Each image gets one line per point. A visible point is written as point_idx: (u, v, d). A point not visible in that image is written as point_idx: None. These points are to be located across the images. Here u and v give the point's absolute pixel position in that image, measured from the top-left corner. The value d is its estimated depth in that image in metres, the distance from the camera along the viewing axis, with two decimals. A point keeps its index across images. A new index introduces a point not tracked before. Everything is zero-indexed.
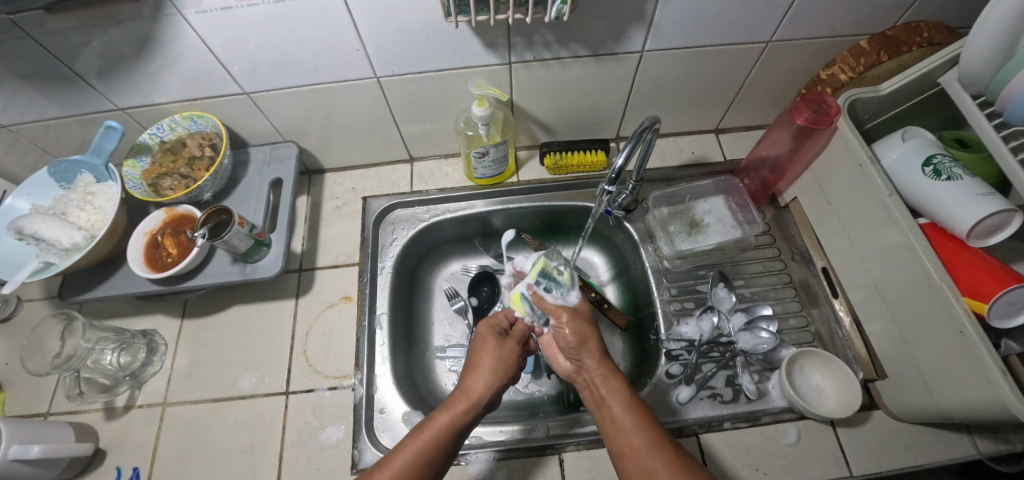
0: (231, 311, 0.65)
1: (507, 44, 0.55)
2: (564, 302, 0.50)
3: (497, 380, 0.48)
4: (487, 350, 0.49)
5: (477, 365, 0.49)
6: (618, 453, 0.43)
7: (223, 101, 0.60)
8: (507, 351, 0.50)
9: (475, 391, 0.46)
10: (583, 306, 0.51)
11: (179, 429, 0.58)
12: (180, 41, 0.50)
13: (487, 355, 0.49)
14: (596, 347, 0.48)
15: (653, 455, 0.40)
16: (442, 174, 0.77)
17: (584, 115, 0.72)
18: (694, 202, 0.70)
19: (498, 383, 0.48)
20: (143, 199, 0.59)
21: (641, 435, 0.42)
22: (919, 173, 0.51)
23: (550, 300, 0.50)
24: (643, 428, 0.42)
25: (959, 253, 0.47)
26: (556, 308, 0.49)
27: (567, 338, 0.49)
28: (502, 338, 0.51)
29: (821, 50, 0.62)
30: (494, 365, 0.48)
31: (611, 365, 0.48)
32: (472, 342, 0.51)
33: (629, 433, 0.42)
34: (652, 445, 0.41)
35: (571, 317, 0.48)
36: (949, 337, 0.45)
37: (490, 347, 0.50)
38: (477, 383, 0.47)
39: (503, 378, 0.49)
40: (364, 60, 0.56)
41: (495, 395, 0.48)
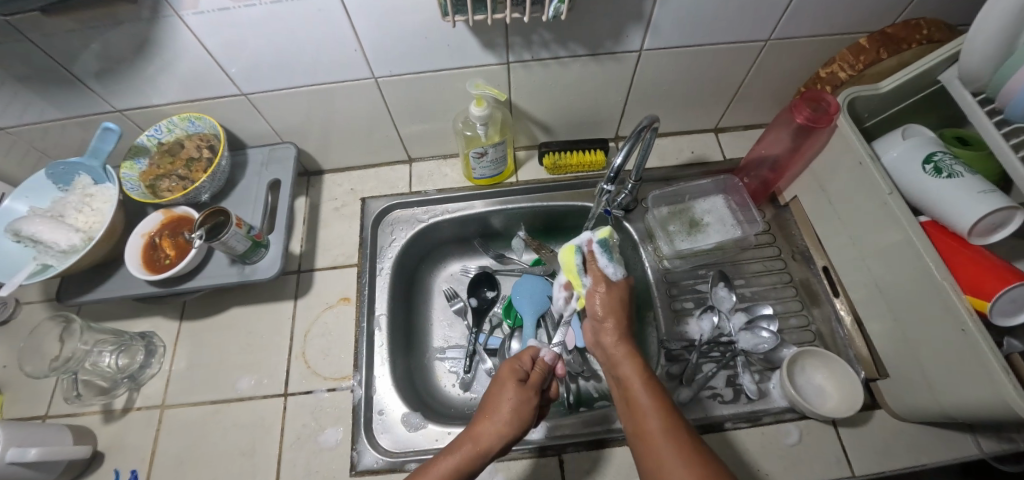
0: (230, 312, 0.65)
1: (505, 44, 0.55)
2: (610, 274, 0.58)
3: (510, 430, 0.46)
4: (505, 397, 0.48)
5: (492, 411, 0.47)
6: (634, 431, 0.43)
7: (221, 102, 0.60)
8: (527, 399, 0.48)
9: (487, 437, 0.45)
10: (621, 286, 0.58)
11: (178, 432, 0.58)
12: (177, 42, 0.50)
13: (505, 400, 0.48)
14: (619, 330, 0.52)
15: (665, 439, 0.40)
16: (441, 174, 0.76)
17: (583, 115, 0.71)
18: (693, 201, 0.70)
19: (512, 433, 0.46)
20: (142, 200, 0.59)
21: (655, 416, 0.42)
22: (920, 171, 0.50)
23: (602, 266, 0.59)
24: (658, 410, 0.43)
25: (960, 251, 0.47)
26: (602, 275, 0.58)
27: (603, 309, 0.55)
28: (521, 385, 0.49)
29: (820, 48, 0.62)
30: (508, 413, 0.47)
31: (631, 348, 0.50)
32: (492, 384, 0.51)
33: (643, 411, 0.43)
34: (665, 426, 0.41)
35: (610, 288, 0.57)
36: (951, 335, 0.45)
37: (508, 393, 0.48)
38: (489, 431, 0.45)
39: (516, 429, 0.47)
40: (361, 61, 0.55)
41: (508, 443, 0.46)
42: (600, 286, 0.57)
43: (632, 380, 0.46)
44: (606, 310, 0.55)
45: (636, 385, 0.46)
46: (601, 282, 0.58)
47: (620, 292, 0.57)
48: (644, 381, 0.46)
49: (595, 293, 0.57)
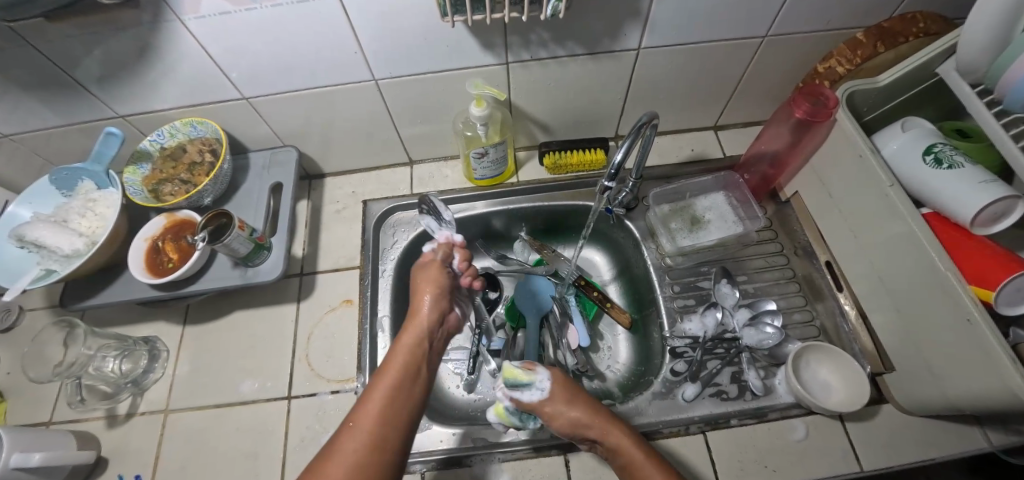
0: (233, 317, 0.65)
1: (504, 44, 0.55)
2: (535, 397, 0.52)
3: (437, 296, 0.55)
4: (424, 276, 0.56)
5: (418, 292, 0.55)
6: None
7: (222, 107, 0.61)
8: (441, 270, 0.57)
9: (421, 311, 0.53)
10: (557, 387, 0.53)
11: (181, 437, 0.58)
12: (179, 47, 0.50)
13: (427, 278, 0.56)
14: (602, 426, 0.49)
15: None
16: (441, 176, 0.77)
17: (582, 115, 0.72)
18: (693, 199, 0.70)
19: (439, 300, 0.55)
20: (144, 204, 0.59)
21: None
22: (921, 163, 0.51)
23: (524, 396, 0.52)
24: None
25: (964, 242, 0.47)
26: (537, 404, 0.52)
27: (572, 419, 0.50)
28: (431, 263, 0.57)
29: (817, 43, 0.62)
30: (430, 287, 0.55)
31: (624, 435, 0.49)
32: (415, 276, 0.57)
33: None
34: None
35: (558, 405, 0.51)
36: (958, 326, 0.44)
37: (424, 271, 0.56)
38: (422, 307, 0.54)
39: (444, 295, 0.55)
40: (361, 63, 0.56)
41: (441, 307, 0.55)
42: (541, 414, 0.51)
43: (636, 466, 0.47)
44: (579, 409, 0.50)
45: (642, 464, 0.47)
46: (545, 408, 0.51)
47: (568, 393, 0.52)
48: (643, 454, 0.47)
49: (553, 419, 0.50)
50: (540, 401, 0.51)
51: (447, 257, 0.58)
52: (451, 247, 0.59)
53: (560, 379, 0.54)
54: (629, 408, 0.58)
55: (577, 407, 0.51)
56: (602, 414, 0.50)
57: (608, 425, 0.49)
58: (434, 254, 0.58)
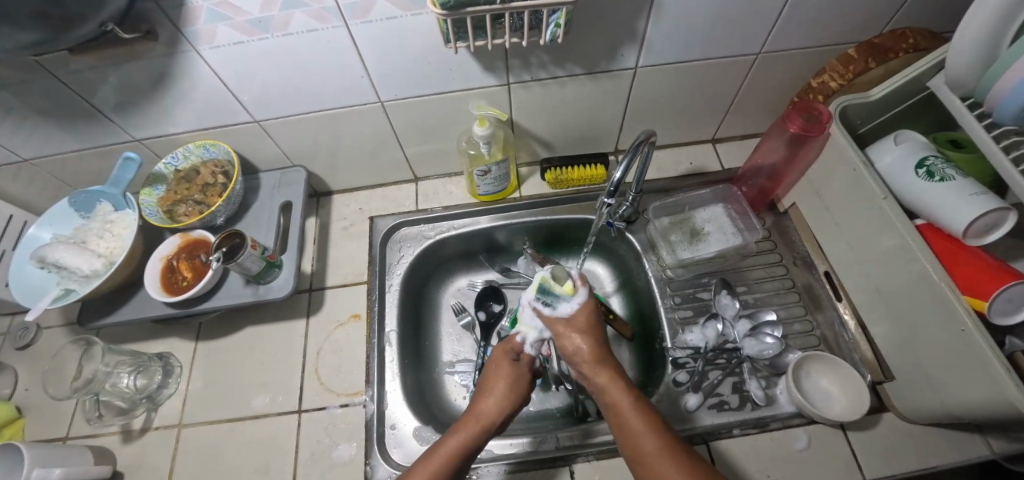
0: (244, 333, 0.67)
1: (505, 67, 0.57)
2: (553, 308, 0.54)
3: (507, 402, 0.51)
4: (500, 374, 0.53)
5: (489, 391, 0.52)
6: (632, 457, 0.44)
7: (234, 130, 0.63)
8: (518, 376, 0.54)
9: (486, 407, 0.50)
10: (580, 317, 0.54)
11: (194, 451, 0.59)
12: (194, 74, 0.53)
13: (499, 376, 0.53)
14: (598, 358, 0.51)
15: (666, 457, 0.41)
16: (446, 192, 0.79)
17: (582, 131, 0.74)
18: (693, 211, 0.71)
19: (508, 406, 0.51)
20: (160, 225, 0.61)
21: (651, 439, 0.43)
22: (913, 176, 0.52)
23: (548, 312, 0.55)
24: (653, 429, 0.43)
25: (956, 253, 0.48)
26: (554, 318, 0.55)
27: (575, 346, 0.52)
28: (512, 364, 0.55)
29: (810, 59, 0.64)
30: (504, 386, 0.52)
31: (612, 371, 0.50)
32: (489, 363, 0.55)
33: (640, 437, 0.43)
34: (665, 447, 0.42)
35: (574, 321, 0.54)
36: (953, 336, 0.45)
37: (501, 370, 0.54)
38: (490, 405, 0.50)
39: (512, 403, 0.52)
40: (368, 86, 0.58)
41: (508, 416, 0.51)
42: (555, 327, 0.54)
43: (621, 407, 0.46)
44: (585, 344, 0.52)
45: (625, 406, 0.46)
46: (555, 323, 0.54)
47: (586, 319, 0.54)
48: (632, 401, 0.46)
49: (567, 338, 0.53)
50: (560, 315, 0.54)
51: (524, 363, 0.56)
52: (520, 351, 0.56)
53: (583, 306, 0.55)
54: None
55: (587, 338, 0.53)
56: (598, 346, 0.52)
57: (603, 360, 0.51)
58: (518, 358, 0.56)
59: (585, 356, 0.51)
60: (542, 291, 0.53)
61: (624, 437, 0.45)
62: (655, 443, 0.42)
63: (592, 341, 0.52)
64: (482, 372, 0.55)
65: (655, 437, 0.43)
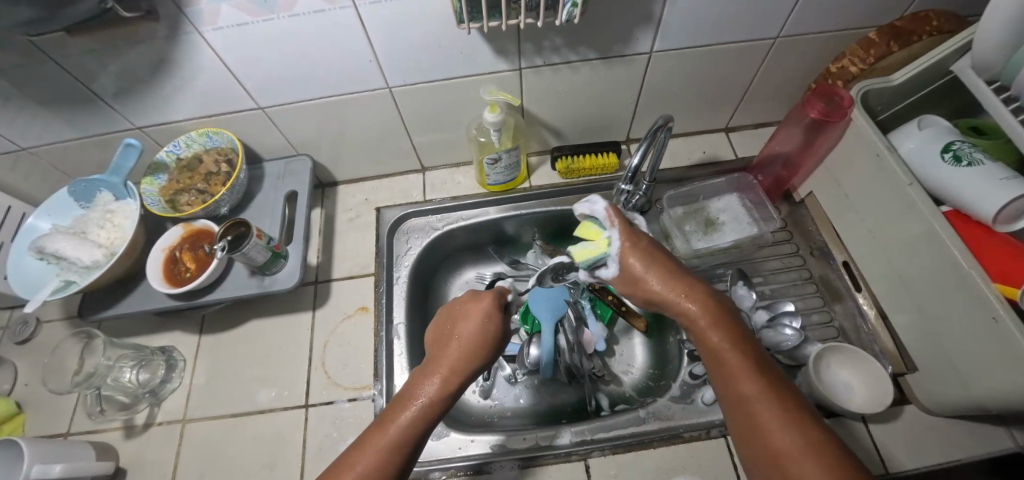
0: (249, 326, 0.65)
1: (517, 51, 0.55)
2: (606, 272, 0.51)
3: (473, 354, 0.43)
4: (468, 323, 0.45)
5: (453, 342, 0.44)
6: (724, 393, 0.39)
7: (237, 117, 0.61)
8: (489, 321, 0.45)
9: (453, 356, 0.43)
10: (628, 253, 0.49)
11: (199, 447, 0.58)
12: (197, 59, 0.51)
13: (465, 324, 0.45)
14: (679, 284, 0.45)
15: (767, 402, 0.36)
16: (454, 182, 0.77)
17: (594, 119, 0.72)
18: (707, 201, 0.70)
19: (478, 359, 0.44)
20: (161, 214, 0.59)
21: (750, 380, 0.37)
22: (939, 161, 0.50)
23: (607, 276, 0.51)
24: (753, 372, 0.38)
25: (985, 241, 0.46)
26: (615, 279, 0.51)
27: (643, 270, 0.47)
28: (485, 310, 0.46)
29: (829, 43, 0.62)
30: (474, 333, 0.44)
31: (698, 300, 0.44)
32: (456, 306, 0.47)
33: (737, 377, 0.38)
34: (765, 390, 0.37)
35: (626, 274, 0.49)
36: (984, 325, 0.44)
37: (474, 314, 0.45)
38: (456, 357, 0.43)
39: (483, 353, 0.44)
40: (376, 71, 0.56)
41: (474, 371, 0.44)
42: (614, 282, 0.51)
43: (716, 344, 0.41)
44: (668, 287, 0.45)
45: (718, 342, 0.41)
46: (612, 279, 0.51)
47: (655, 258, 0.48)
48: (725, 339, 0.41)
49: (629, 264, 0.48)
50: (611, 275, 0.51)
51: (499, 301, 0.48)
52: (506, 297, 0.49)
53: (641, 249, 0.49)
54: (648, 411, 0.57)
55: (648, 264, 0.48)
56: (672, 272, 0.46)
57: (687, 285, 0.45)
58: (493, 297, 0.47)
59: (672, 294, 0.45)
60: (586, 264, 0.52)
61: (718, 374, 0.40)
62: (755, 385, 0.37)
63: (670, 278, 0.46)
64: (447, 319, 0.47)
65: (757, 381, 0.37)
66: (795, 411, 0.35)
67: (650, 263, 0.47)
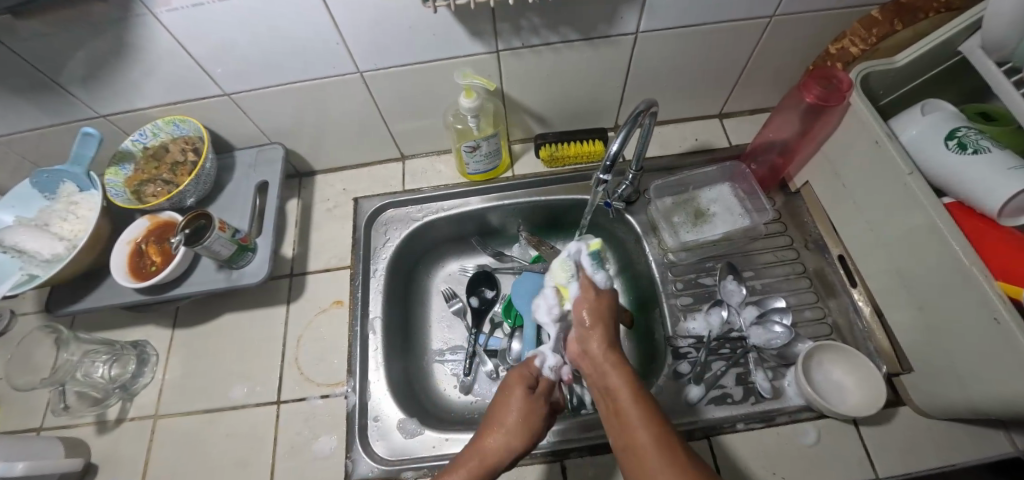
0: (222, 321, 0.63)
1: (493, 31, 0.52)
2: (593, 276, 0.54)
3: (518, 440, 0.44)
4: (512, 407, 0.46)
5: (499, 422, 0.46)
6: (624, 448, 0.38)
7: (204, 104, 0.58)
8: (533, 409, 0.46)
9: (501, 437, 0.44)
10: (607, 294, 0.52)
11: (171, 442, 0.57)
12: (153, 43, 0.48)
13: (512, 409, 0.46)
14: (607, 336, 0.47)
15: (658, 459, 0.34)
16: (435, 171, 0.74)
17: (581, 105, 0.68)
18: (698, 191, 0.67)
19: (524, 438, 0.44)
20: (124, 207, 0.56)
21: (648, 433, 0.36)
22: (942, 148, 0.46)
23: (590, 274, 0.54)
24: (652, 424, 0.37)
25: (989, 235, 0.43)
26: (592, 285, 0.53)
27: (586, 315, 0.49)
28: (530, 394, 0.48)
29: (830, 22, 0.58)
30: (522, 418, 0.45)
31: (619, 356, 0.45)
32: (500, 389, 0.50)
33: (635, 429, 0.37)
34: (659, 444, 0.35)
35: (600, 297, 0.52)
36: (985, 325, 0.41)
37: (517, 401, 0.47)
38: (496, 446, 0.44)
39: (525, 441, 0.45)
40: (344, 54, 0.53)
41: (517, 457, 0.45)
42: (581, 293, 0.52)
43: (623, 396, 0.40)
44: (596, 337, 0.47)
45: (626, 397, 0.40)
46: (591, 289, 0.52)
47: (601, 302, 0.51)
48: (633, 392, 0.40)
49: (583, 301, 0.51)
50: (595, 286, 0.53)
51: (543, 386, 0.49)
52: (551, 391, 0.49)
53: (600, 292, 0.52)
54: None
55: (592, 313, 0.49)
56: (609, 328, 0.48)
57: (616, 343, 0.47)
58: (540, 380, 0.50)
59: (599, 350, 0.46)
60: (592, 253, 0.55)
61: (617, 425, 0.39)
62: (648, 428, 0.37)
63: (608, 335, 0.47)
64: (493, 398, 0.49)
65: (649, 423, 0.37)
66: (684, 463, 0.34)
67: (591, 314, 0.49)
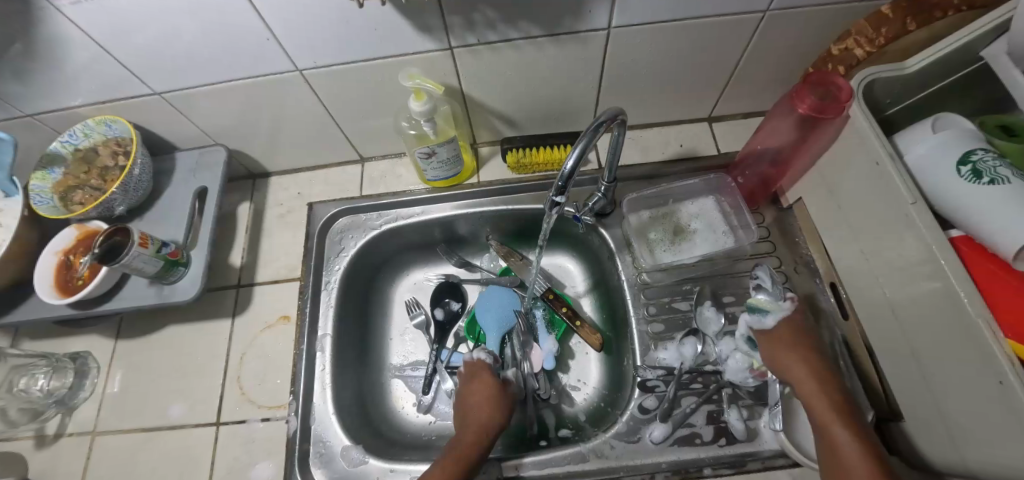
0: (166, 332, 0.60)
1: (443, 26, 0.46)
2: (761, 326, 0.49)
3: (490, 415, 0.51)
4: (480, 389, 0.54)
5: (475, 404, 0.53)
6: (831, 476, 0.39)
7: (135, 103, 0.53)
8: (497, 390, 0.54)
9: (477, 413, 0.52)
10: (790, 327, 0.48)
11: (106, 462, 0.54)
12: (61, 38, 0.43)
13: (481, 394, 0.54)
14: (810, 365, 0.46)
15: None
16: (395, 175, 0.69)
17: (553, 106, 0.62)
18: (678, 205, 0.61)
19: (501, 415, 0.52)
20: (49, 216, 0.53)
21: (863, 468, 0.37)
22: (954, 175, 0.40)
23: (759, 325, 0.49)
24: (868, 461, 0.37)
25: (998, 280, 0.36)
26: (757, 330, 0.50)
27: (774, 350, 0.47)
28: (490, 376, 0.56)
29: (833, 18, 0.50)
30: (487, 396, 0.53)
31: (824, 386, 0.44)
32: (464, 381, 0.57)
33: (847, 463, 0.38)
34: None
35: (780, 329, 0.48)
36: (985, 386, 0.35)
37: (482, 382, 0.55)
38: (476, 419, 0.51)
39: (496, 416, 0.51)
40: (279, 51, 0.47)
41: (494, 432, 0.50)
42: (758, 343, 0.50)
43: (829, 423, 0.41)
44: (797, 370, 0.45)
45: (836, 429, 0.40)
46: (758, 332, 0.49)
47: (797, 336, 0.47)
48: (844, 425, 0.40)
49: (760, 333, 0.49)
50: (764, 331, 0.49)
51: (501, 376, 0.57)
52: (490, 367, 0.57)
53: (792, 323, 0.48)
54: (589, 447, 0.51)
55: (801, 341, 0.47)
56: (818, 359, 0.46)
57: (828, 377, 0.45)
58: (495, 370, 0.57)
59: (803, 380, 0.45)
60: (749, 307, 0.50)
61: (825, 450, 0.41)
62: (860, 457, 0.37)
63: (808, 364, 0.45)
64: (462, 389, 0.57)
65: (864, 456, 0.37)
66: None
67: (798, 344, 0.47)
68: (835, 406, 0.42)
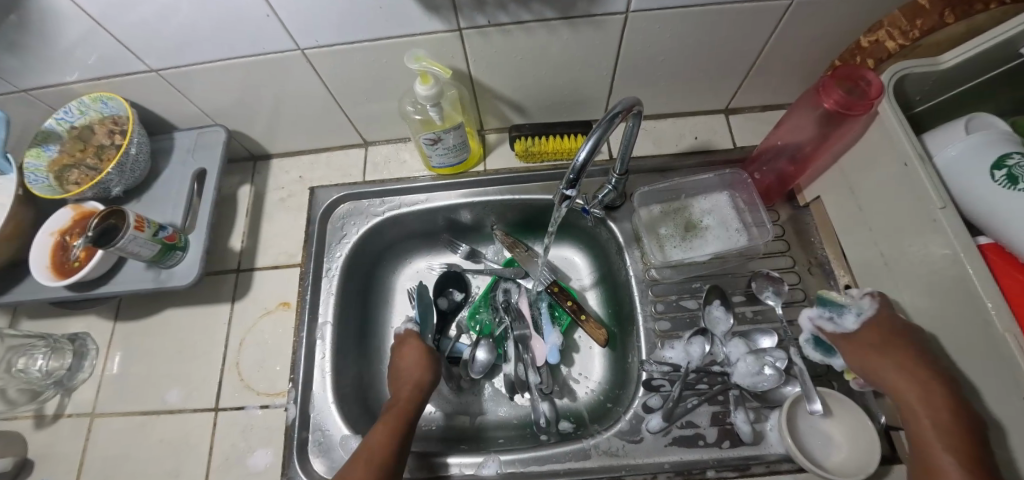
0: (166, 315, 0.60)
1: (452, 6, 0.43)
2: (838, 327, 0.46)
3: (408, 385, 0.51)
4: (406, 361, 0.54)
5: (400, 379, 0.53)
6: None
7: (130, 81, 0.51)
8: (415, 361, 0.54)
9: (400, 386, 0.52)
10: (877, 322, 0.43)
11: (104, 444, 0.54)
12: (50, 10, 0.41)
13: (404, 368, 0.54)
14: (906, 366, 0.38)
15: None
16: (398, 161, 0.68)
17: (563, 93, 0.60)
18: (690, 200, 0.59)
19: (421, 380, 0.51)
20: (45, 196, 0.52)
21: None
22: (986, 179, 0.38)
23: (833, 327, 0.47)
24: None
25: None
26: (835, 332, 0.46)
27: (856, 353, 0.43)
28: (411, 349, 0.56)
29: (865, 7, 0.47)
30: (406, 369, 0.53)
31: (927, 389, 0.36)
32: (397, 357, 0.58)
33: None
34: None
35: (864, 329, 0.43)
36: (1009, 404, 0.33)
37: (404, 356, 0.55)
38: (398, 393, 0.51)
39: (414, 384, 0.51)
40: (279, 28, 0.45)
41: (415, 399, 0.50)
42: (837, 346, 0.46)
43: (925, 440, 0.35)
44: (885, 371, 0.40)
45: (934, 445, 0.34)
46: (836, 334, 0.46)
47: (875, 333, 0.42)
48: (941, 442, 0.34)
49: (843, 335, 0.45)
50: (842, 332, 0.46)
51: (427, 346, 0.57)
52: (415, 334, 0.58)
53: (871, 321, 0.43)
54: (591, 443, 0.50)
55: (893, 338, 0.41)
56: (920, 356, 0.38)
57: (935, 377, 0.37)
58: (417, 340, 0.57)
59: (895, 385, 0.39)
60: (821, 303, 0.49)
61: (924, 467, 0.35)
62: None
63: (901, 364, 0.38)
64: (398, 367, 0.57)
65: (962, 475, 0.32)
66: None
67: (887, 342, 0.41)
68: (935, 417, 0.35)
